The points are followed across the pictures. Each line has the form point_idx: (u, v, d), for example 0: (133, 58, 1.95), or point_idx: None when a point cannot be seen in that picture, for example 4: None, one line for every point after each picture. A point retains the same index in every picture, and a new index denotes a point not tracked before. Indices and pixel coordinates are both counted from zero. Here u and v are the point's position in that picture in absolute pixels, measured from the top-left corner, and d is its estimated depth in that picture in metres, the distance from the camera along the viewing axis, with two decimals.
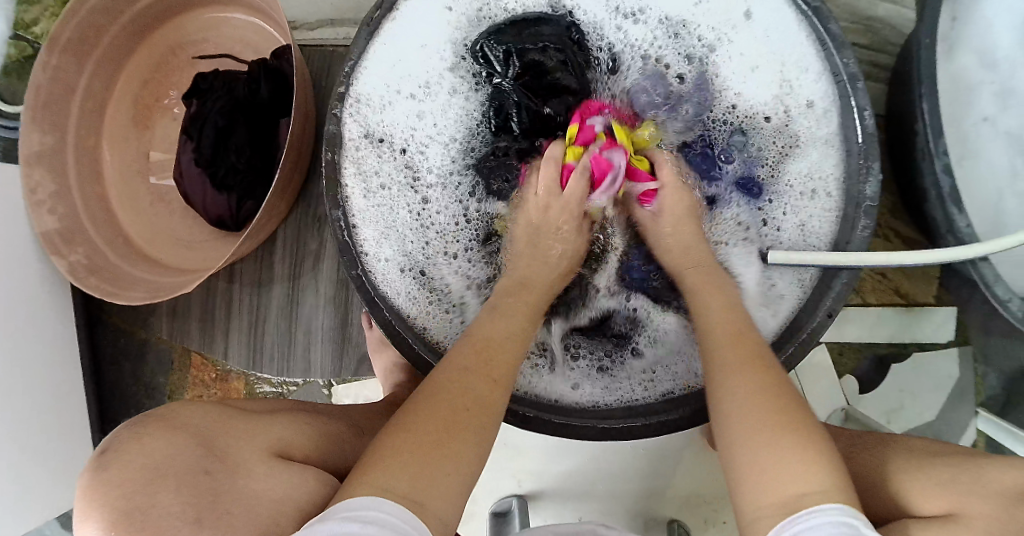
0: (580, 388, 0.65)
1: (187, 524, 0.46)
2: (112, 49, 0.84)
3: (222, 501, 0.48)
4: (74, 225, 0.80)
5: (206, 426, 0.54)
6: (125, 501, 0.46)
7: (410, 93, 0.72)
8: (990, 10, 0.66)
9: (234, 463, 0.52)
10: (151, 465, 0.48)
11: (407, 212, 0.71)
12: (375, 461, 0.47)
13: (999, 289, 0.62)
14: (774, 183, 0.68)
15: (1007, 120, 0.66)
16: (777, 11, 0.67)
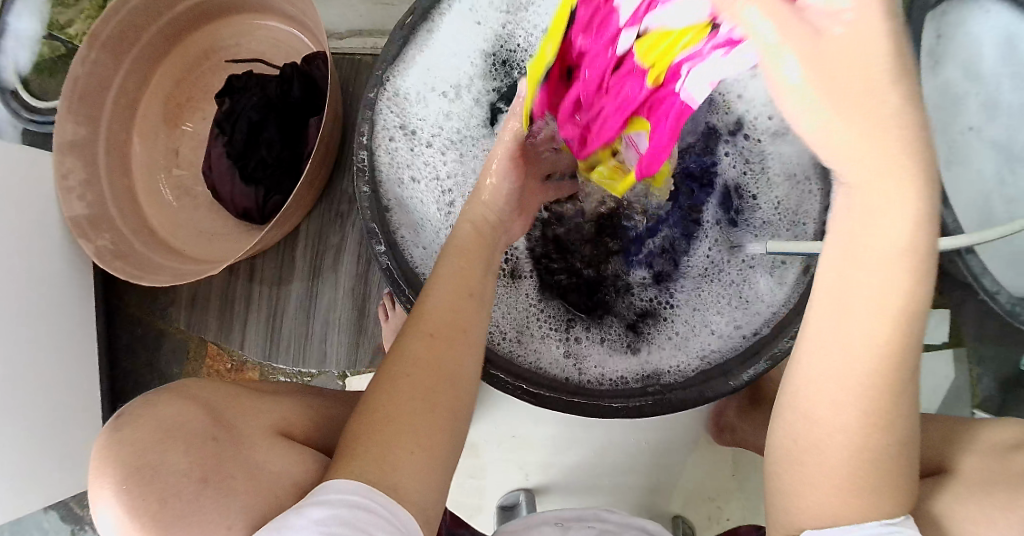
0: (579, 354, 0.68)
1: (195, 482, 0.45)
2: (148, 49, 0.87)
3: (228, 466, 0.47)
4: (101, 211, 0.83)
5: (214, 398, 0.54)
6: (136, 459, 0.45)
7: (440, 93, 0.76)
8: (972, 29, 0.72)
9: (239, 434, 0.51)
10: (167, 425, 0.48)
11: (436, 203, 0.75)
12: (364, 434, 0.50)
13: (986, 281, 0.69)
14: (765, 173, 0.70)
15: (992, 129, 0.72)
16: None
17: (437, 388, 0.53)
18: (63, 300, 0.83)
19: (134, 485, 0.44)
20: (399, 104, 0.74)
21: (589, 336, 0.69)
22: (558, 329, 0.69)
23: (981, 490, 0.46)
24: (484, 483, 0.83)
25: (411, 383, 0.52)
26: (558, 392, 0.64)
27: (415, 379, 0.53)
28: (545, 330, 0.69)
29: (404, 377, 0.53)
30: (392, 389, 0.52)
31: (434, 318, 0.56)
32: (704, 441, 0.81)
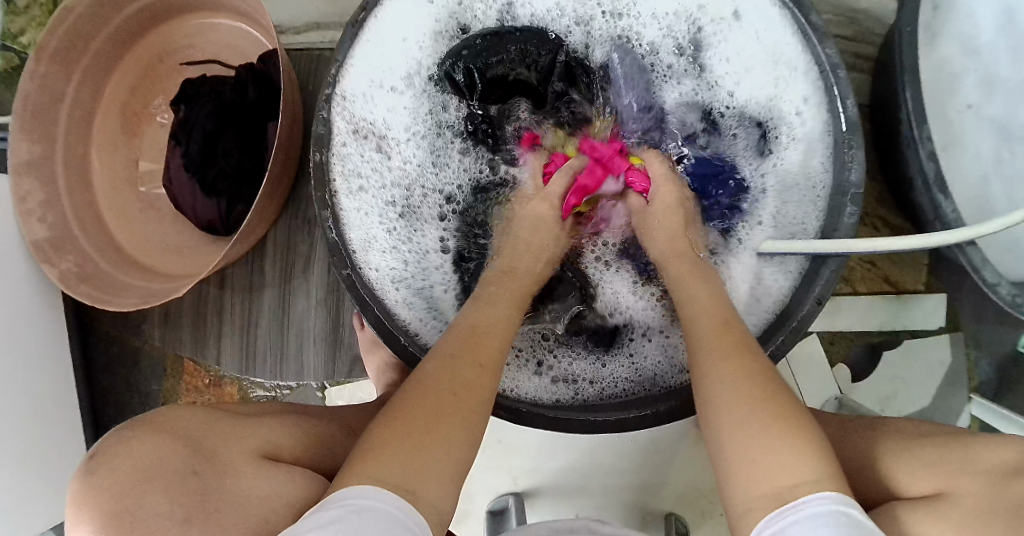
0: (567, 373, 0.66)
1: (177, 524, 0.44)
2: (98, 58, 0.83)
3: (209, 502, 0.46)
4: (63, 231, 0.80)
5: (196, 428, 0.51)
6: (115, 503, 0.44)
7: (391, 86, 0.72)
8: (969, 1, 0.69)
9: (221, 463, 0.48)
10: (142, 463, 0.45)
11: (385, 210, 0.71)
12: (383, 447, 0.46)
13: (987, 273, 0.63)
14: (755, 177, 0.69)
15: (991, 106, 0.68)
16: (762, 9, 0.67)
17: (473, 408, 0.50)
18: (34, 325, 0.81)
19: (114, 531, 0.43)
20: (349, 103, 0.69)
21: (575, 354, 0.67)
22: (546, 350, 0.67)
23: (968, 514, 0.43)
24: (471, 489, 0.82)
25: (455, 401, 0.49)
26: (540, 409, 0.62)
27: (459, 397, 0.49)
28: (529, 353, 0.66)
29: (450, 391, 0.50)
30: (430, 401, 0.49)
31: (478, 344, 0.53)
32: (695, 438, 0.78)
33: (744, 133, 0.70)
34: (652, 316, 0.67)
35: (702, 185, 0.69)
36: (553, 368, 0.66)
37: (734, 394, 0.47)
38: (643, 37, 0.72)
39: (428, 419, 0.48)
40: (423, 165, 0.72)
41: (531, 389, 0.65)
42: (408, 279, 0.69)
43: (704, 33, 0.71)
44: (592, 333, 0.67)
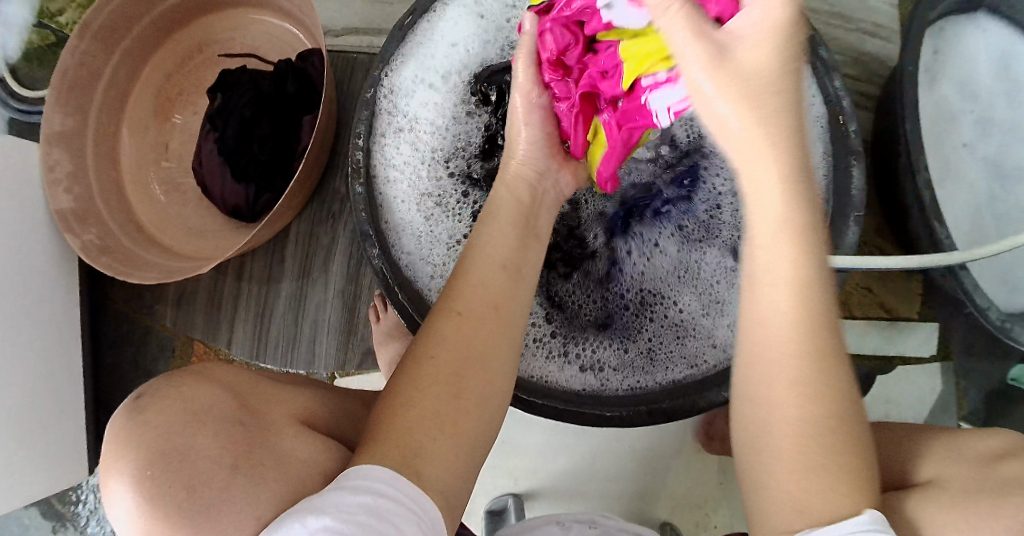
0: (580, 363, 0.68)
1: (225, 469, 0.41)
2: (139, 40, 0.86)
3: (257, 451, 0.43)
4: (88, 204, 0.81)
5: (240, 385, 0.49)
6: (160, 443, 0.40)
7: (433, 85, 0.74)
8: (968, 48, 0.75)
9: (265, 420, 0.47)
10: (191, 408, 0.43)
11: (421, 203, 0.73)
12: (398, 421, 0.48)
13: (979, 299, 0.67)
14: (757, 205, 0.71)
15: (984, 146, 0.74)
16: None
17: (466, 371, 0.51)
18: (46, 294, 0.81)
19: (158, 472, 0.39)
20: (395, 99, 0.73)
21: (591, 345, 0.68)
22: (561, 339, 0.69)
23: None
24: (473, 487, 0.83)
25: (440, 367, 0.51)
26: (553, 398, 0.64)
27: (446, 362, 0.51)
28: (541, 343, 0.68)
29: (430, 358, 0.51)
30: (420, 371, 0.51)
31: (478, 295, 0.55)
32: (694, 448, 0.81)
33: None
34: (667, 313, 0.69)
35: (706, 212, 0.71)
36: (568, 357, 0.68)
37: (793, 433, 0.44)
38: None
39: (427, 389, 0.50)
40: (466, 171, 0.74)
41: (543, 377, 0.67)
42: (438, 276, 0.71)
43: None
44: (607, 325, 0.69)
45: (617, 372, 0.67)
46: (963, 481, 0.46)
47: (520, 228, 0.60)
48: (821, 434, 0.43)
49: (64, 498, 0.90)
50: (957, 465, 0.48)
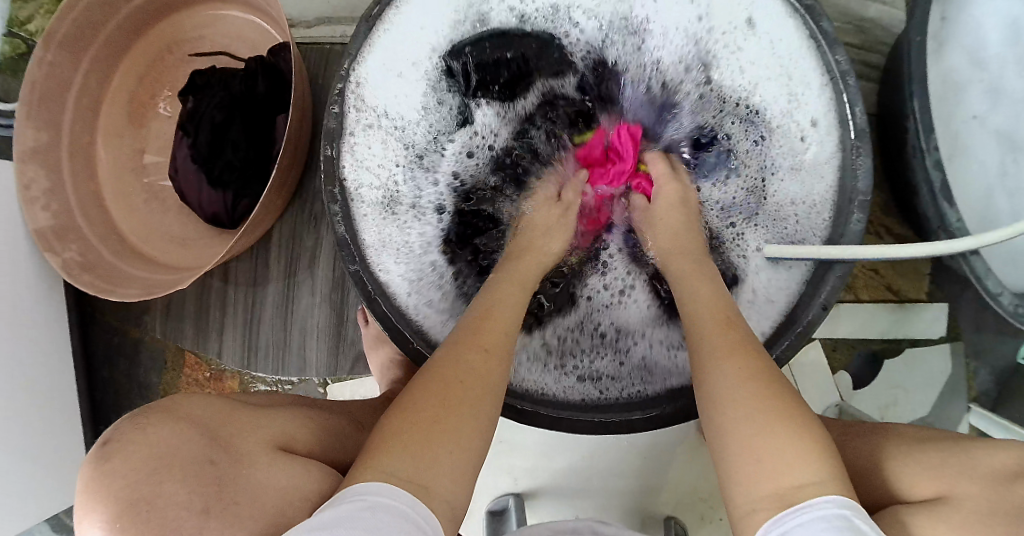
0: (574, 374, 0.66)
1: (196, 513, 0.42)
2: (107, 45, 0.83)
3: (227, 492, 0.44)
4: (67, 220, 0.80)
5: (214, 418, 0.49)
6: (131, 492, 0.41)
7: (405, 75, 0.70)
8: (976, 11, 0.70)
9: (240, 452, 0.47)
10: (158, 453, 0.43)
11: (401, 207, 0.69)
12: (387, 442, 0.47)
13: (990, 282, 0.64)
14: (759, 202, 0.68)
15: (996, 118, 0.69)
16: (781, 20, 0.66)
17: (479, 397, 0.51)
18: (34, 312, 0.80)
19: (130, 521, 0.40)
20: (365, 93, 0.69)
21: (585, 356, 0.66)
22: (551, 352, 0.66)
23: (974, 517, 0.44)
24: (473, 488, 0.82)
25: (462, 390, 0.50)
26: (546, 410, 0.63)
27: (467, 387, 0.51)
28: (533, 354, 0.66)
29: (457, 382, 0.51)
30: (430, 396, 0.50)
31: (493, 332, 0.55)
32: (696, 441, 0.79)
33: (751, 142, 0.68)
34: (658, 317, 0.67)
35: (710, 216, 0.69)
36: (562, 369, 0.66)
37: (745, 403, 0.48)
38: (657, 54, 0.70)
39: (434, 414, 0.48)
40: (444, 168, 0.71)
41: (536, 387, 0.65)
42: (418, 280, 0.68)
43: (715, 52, 0.69)
44: (596, 335, 0.67)
45: (610, 379, 0.65)
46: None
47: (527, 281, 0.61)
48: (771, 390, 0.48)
49: (71, 511, 0.90)
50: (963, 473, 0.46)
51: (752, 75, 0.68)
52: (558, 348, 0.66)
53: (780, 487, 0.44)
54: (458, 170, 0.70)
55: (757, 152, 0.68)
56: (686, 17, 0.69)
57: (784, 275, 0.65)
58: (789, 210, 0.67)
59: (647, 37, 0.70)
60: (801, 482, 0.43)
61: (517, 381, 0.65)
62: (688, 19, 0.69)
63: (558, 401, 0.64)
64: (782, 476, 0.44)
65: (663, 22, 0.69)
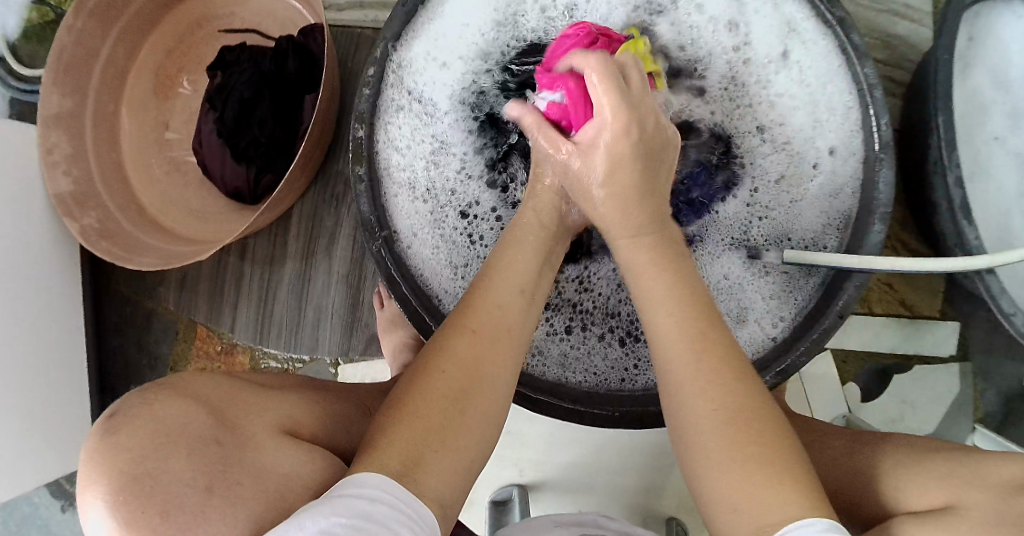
0: (587, 358, 0.66)
1: (199, 492, 0.40)
2: (137, 17, 0.83)
3: (232, 472, 0.42)
4: (87, 187, 0.80)
5: (218, 396, 0.47)
6: (135, 467, 0.39)
7: (445, 62, 0.71)
8: (1002, 33, 0.71)
9: (244, 434, 0.45)
10: (165, 429, 0.41)
11: (437, 192, 0.70)
12: (393, 434, 0.47)
13: (1004, 302, 0.64)
14: (793, 210, 0.68)
15: (1016, 140, 0.70)
16: (817, 41, 0.67)
17: (473, 387, 0.50)
18: (48, 277, 0.80)
19: (134, 495, 0.38)
20: (405, 71, 0.70)
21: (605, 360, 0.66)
22: (572, 336, 0.67)
23: (981, 525, 0.45)
24: (478, 478, 0.82)
25: (448, 380, 0.50)
26: (559, 399, 0.63)
27: (452, 377, 0.50)
28: (558, 343, 0.67)
29: (439, 373, 0.50)
30: (426, 386, 0.50)
31: (483, 313, 0.54)
32: None
33: (775, 150, 0.69)
34: None
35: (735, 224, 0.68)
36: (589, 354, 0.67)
37: (705, 422, 0.48)
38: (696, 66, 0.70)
39: (429, 402, 0.49)
40: (468, 166, 0.71)
41: (557, 377, 0.65)
42: (432, 270, 0.68)
43: (745, 81, 0.70)
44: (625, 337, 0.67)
45: (631, 377, 0.65)
46: (980, 508, 0.45)
47: (539, 252, 0.59)
48: (739, 424, 0.47)
49: (71, 479, 0.91)
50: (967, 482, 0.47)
51: (784, 104, 0.69)
52: (585, 341, 0.67)
53: (756, 520, 0.43)
54: (494, 154, 0.71)
55: (764, 162, 0.69)
56: (719, 44, 0.70)
57: (801, 279, 0.65)
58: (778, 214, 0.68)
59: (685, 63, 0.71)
60: (781, 509, 0.43)
61: (540, 370, 0.66)
62: (722, 42, 0.70)
63: (580, 388, 0.65)
64: (759, 511, 0.44)
65: (696, 51, 0.70)
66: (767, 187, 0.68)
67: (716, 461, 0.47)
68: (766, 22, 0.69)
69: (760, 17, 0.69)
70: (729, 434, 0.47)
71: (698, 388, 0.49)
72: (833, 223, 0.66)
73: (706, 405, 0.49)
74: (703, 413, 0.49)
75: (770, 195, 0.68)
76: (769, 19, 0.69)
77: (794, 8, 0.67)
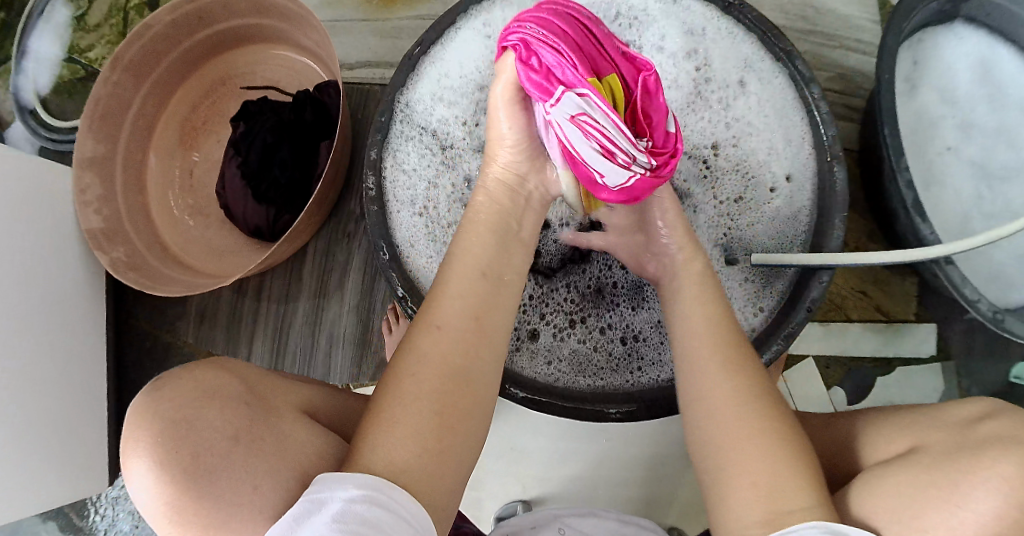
0: (587, 358, 0.72)
1: (226, 439, 0.47)
2: (166, 73, 0.92)
3: (257, 430, 0.48)
4: (116, 225, 0.86)
5: (250, 374, 0.54)
6: (174, 413, 0.47)
7: (445, 98, 0.79)
8: (944, 59, 0.81)
9: (269, 404, 0.52)
10: (203, 387, 0.49)
11: (431, 215, 0.77)
12: (383, 442, 0.50)
13: (967, 290, 0.70)
14: (768, 215, 0.74)
15: (966, 150, 0.79)
16: (771, 79, 0.75)
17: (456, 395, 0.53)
18: (73, 309, 0.85)
19: (170, 438, 0.46)
20: (411, 111, 0.78)
21: (602, 360, 0.72)
22: (577, 339, 0.73)
23: None
24: (484, 494, 0.85)
25: (430, 387, 0.52)
26: (558, 398, 0.69)
27: (432, 382, 0.53)
28: (558, 348, 0.72)
29: (417, 379, 0.53)
30: (406, 392, 0.52)
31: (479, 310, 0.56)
32: None
33: (744, 165, 0.75)
34: None
35: (717, 234, 0.75)
36: (588, 352, 0.72)
37: (735, 414, 0.53)
38: (670, 95, 0.77)
39: (418, 410, 0.52)
40: (456, 191, 0.78)
41: (556, 383, 0.71)
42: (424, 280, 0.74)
43: (709, 98, 0.77)
44: (621, 337, 0.73)
45: (625, 373, 0.71)
46: (941, 442, 0.49)
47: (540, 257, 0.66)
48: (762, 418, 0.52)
49: (80, 513, 0.92)
50: (938, 428, 0.51)
51: (741, 131, 0.76)
52: (584, 342, 0.72)
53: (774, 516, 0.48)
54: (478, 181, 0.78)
55: (733, 174, 0.76)
56: (684, 71, 0.77)
57: (773, 281, 0.72)
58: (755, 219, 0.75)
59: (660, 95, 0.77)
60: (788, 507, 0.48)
61: (542, 378, 0.71)
62: (689, 70, 0.77)
63: (581, 391, 0.70)
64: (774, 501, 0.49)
65: (660, 78, 0.77)
66: (741, 198, 0.75)
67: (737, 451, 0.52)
68: (726, 61, 0.76)
69: (720, 47, 0.77)
70: (750, 427, 0.52)
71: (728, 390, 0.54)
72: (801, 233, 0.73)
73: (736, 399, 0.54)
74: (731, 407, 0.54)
75: (748, 206, 0.75)
76: (731, 55, 0.76)
77: (748, 47, 0.76)
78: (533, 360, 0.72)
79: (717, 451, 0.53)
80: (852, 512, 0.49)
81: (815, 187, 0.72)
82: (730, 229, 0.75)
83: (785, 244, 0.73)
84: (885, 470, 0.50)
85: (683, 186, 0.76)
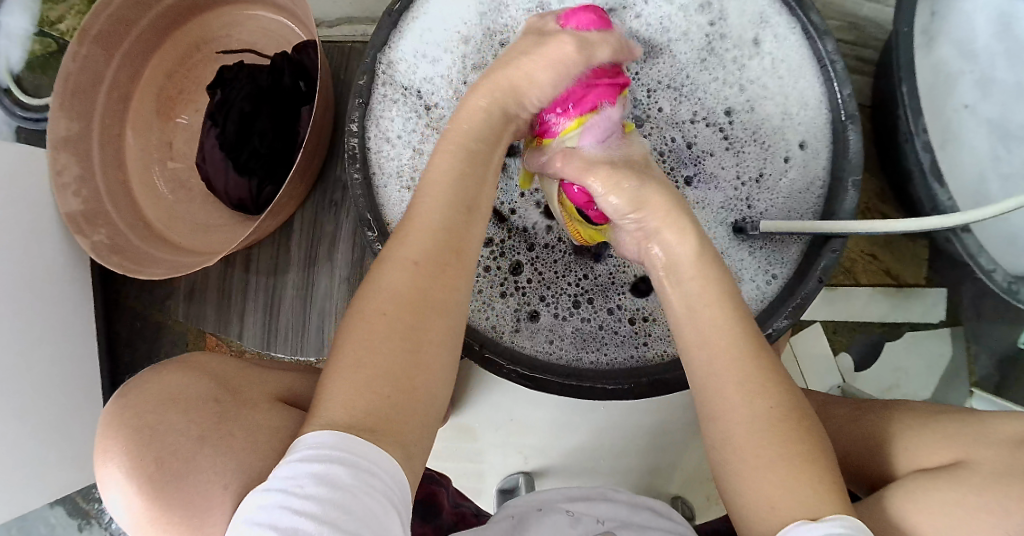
0: (583, 334, 0.70)
1: (193, 440, 0.46)
2: (138, 43, 0.87)
3: (226, 425, 0.48)
4: (97, 206, 0.83)
5: (223, 372, 0.53)
6: (136, 420, 0.46)
7: (432, 59, 0.75)
8: (965, 8, 0.75)
9: (241, 398, 0.51)
10: (169, 389, 0.48)
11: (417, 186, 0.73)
12: (346, 395, 0.49)
13: (983, 259, 0.67)
14: (777, 177, 0.70)
15: (985, 107, 0.74)
16: (786, 37, 0.70)
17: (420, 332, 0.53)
18: (60, 295, 0.83)
19: (136, 443, 0.45)
20: (395, 72, 0.73)
21: (599, 336, 0.70)
22: (573, 317, 0.70)
23: (985, 471, 0.47)
24: (484, 467, 0.85)
25: (391, 321, 0.52)
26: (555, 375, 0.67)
27: (393, 315, 0.52)
28: (553, 324, 0.70)
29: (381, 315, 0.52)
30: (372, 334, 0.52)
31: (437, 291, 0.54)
32: None
33: (751, 127, 0.71)
34: None
35: (724, 200, 0.70)
36: (583, 328, 0.70)
37: (750, 431, 0.51)
38: (674, 49, 0.72)
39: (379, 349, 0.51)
40: None
41: (553, 358, 0.69)
42: None
43: (719, 52, 0.71)
44: (617, 312, 0.70)
45: (622, 350, 0.69)
46: (993, 461, 0.49)
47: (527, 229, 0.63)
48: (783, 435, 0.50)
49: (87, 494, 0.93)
50: (985, 445, 0.50)
51: (752, 90, 0.71)
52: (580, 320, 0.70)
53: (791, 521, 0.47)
54: None
55: (741, 135, 0.71)
56: (694, 25, 0.72)
57: (780, 247, 0.68)
58: (763, 183, 0.70)
59: (663, 50, 0.72)
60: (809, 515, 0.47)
61: (537, 354, 0.69)
62: (698, 23, 0.72)
63: (580, 366, 0.68)
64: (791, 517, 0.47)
65: (666, 30, 0.72)
66: (750, 160, 0.71)
67: (752, 468, 0.51)
68: (739, 15, 0.71)
69: None
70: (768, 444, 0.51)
71: (745, 412, 0.52)
72: (812, 196, 0.69)
73: (750, 417, 0.52)
74: (747, 427, 0.52)
75: (756, 169, 0.70)
76: (744, 7, 0.71)
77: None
78: (527, 337, 0.70)
79: (734, 470, 0.52)
80: (875, 517, 0.48)
81: (829, 149, 0.69)
82: (736, 194, 0.70)
83: (795, 210, 0.69)
84: (928, 482, 0.49)
85: (683, 147, 0.71)
